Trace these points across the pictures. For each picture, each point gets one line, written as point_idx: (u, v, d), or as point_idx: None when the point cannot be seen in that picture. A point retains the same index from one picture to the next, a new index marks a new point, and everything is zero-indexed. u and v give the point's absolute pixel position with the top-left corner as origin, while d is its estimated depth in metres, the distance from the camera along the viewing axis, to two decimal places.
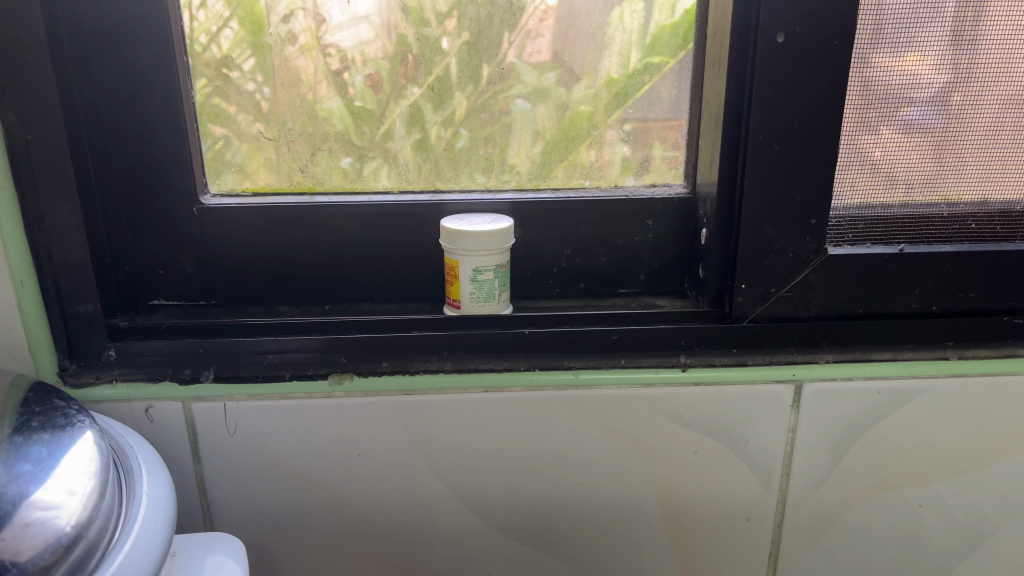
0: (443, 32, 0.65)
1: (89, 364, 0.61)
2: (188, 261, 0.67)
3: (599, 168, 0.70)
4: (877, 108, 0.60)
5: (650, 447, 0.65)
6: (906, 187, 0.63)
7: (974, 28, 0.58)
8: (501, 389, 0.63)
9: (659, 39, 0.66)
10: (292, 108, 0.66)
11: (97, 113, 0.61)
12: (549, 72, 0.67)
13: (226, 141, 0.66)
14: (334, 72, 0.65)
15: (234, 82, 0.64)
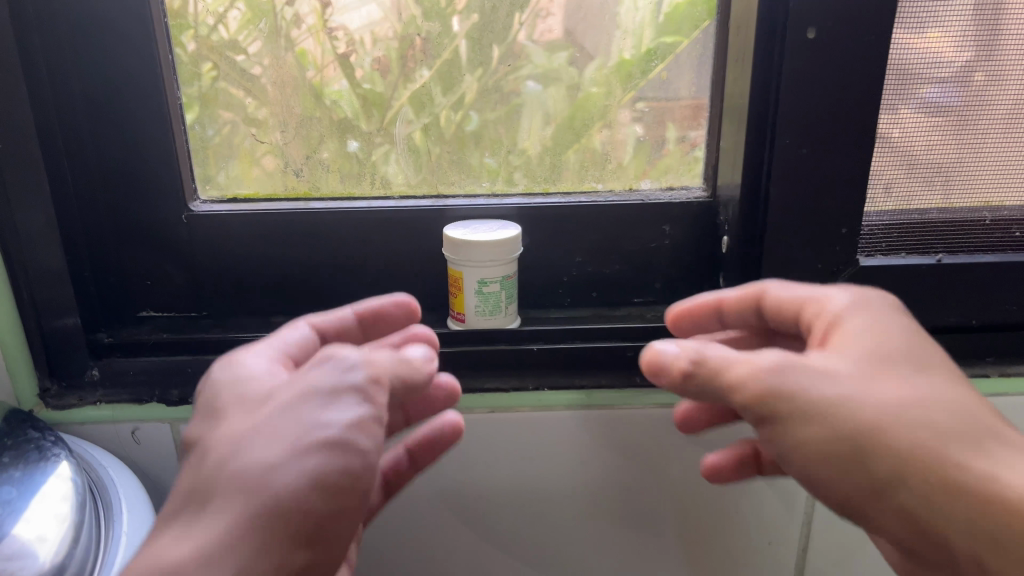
0: (454, 10, 0.61)
1: (72, 385, 0.58)
2: (177, 271, 0.63)
3: (613, 152, 0.66)
4: (899, 90, 0.55)
5: (672, 472, 0.61)
6: (934, 177, 0.58)
7: (1009, 18, 0.54)
8: (509, 409, 0.60)
9: (676, 15, 0.61)
10: (288, 99, 0.62)
11: (74, 115, 0.57)
12: (560, 52, 0.63)
13: (233, 126, 0.62)
14: (341, 55, 0.61)
15: (240, 66, 0.61)
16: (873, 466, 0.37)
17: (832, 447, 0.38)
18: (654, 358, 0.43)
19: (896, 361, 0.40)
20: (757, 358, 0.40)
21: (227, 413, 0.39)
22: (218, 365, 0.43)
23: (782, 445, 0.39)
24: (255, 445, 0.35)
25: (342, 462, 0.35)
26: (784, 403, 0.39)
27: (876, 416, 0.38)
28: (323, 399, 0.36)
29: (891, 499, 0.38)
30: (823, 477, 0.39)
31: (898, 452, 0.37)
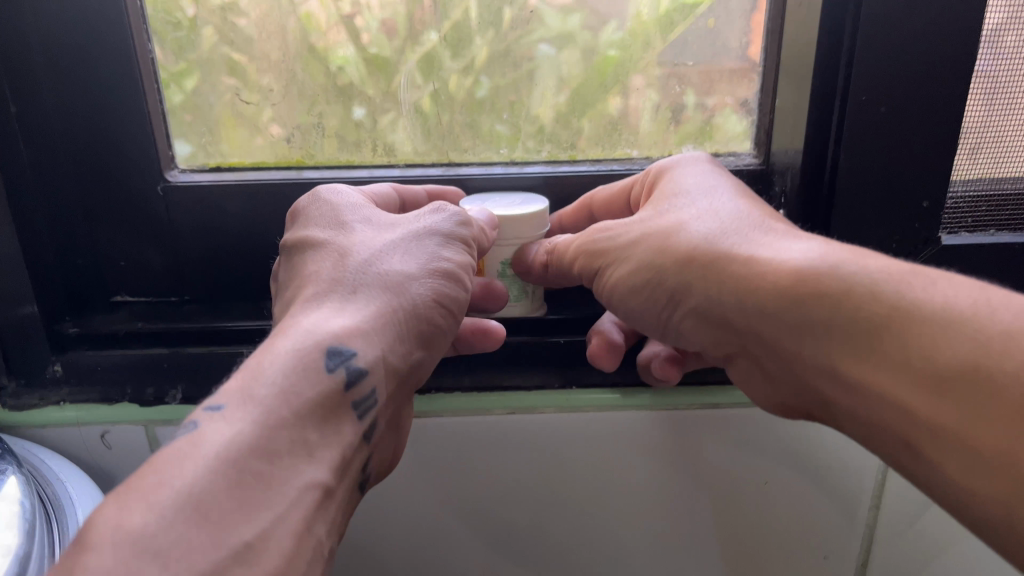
0: None
1: (31, 384, 0.52)
2: (154, 253, 0.55)
3: (628, 122, 0.58)
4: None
5: (714, 476, 0.54)
6: (1007, 141, 0.49)
7: None
8: (529, 410, 0.53)
9: None
10: (288, 66, 0.54)
11: (32, 80, 0.49)
12: (573, 15, 0.54)
13: (236, 92, 0.55)
14: (346, 18, 0.53)
15: (241, 29, 0.53)
16: (693, 294, 0.41)
17: (640, 302, 0.44)
18: (521, 257, 0.49)
19: (688, 194, 0.45)
20: (601, 234, 0.46)
21: (349, 225, 0.43)
22: (321, 189, 0.46)
23: (614, 300, 0.45)
24: (353, 276, 0.40)
25: (445, 281, 0.42)
26: (603, 258, 0.45)
27: (689, 240, 0.42)
28: (421, 238, 0.43)
29: (715, 316, 0.41)
30: (639, 315, 0.45)
31: (760, 288, 0.38)
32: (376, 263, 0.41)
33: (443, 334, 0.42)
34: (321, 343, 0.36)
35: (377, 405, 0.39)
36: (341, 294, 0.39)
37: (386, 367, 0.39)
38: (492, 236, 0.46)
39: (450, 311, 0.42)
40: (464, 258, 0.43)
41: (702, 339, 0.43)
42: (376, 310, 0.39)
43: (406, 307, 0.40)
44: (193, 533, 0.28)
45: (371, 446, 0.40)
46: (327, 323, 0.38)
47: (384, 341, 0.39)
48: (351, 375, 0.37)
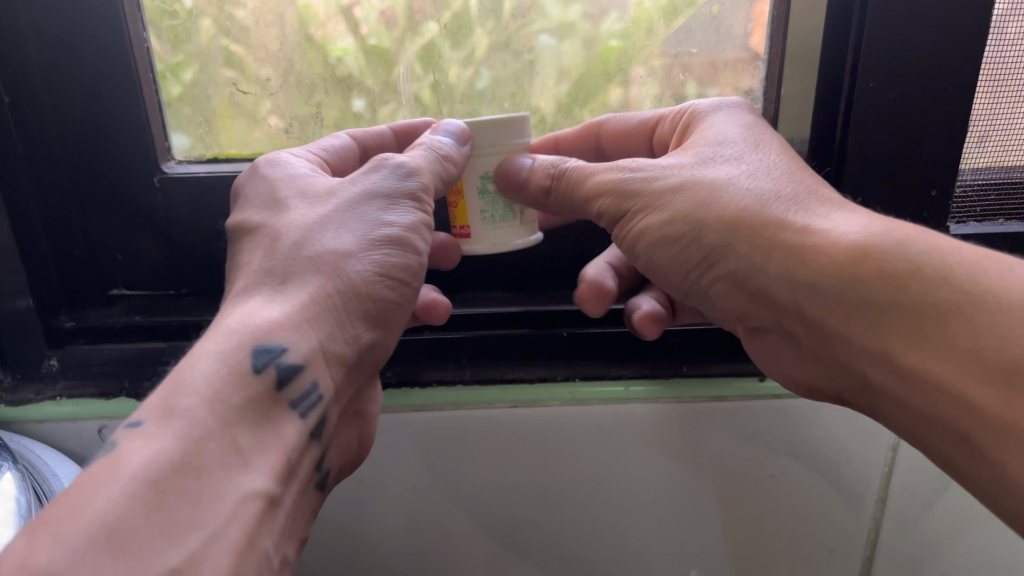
0: None
1: (27, 376, 0.52)
2: (151, 245, 0.54)
3: (629, 112, 0.57)
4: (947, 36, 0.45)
5: (723, 471, 0.53)
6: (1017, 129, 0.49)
7: None
8: (534, 403, 0.52)
9: None
10: (289, 58, 0.53)
11: (28, 73, 0.48)
12: (574, 4, 0.53)
13: (234, 87, 0.54)
14: (344, 8, 0.52)
15: (240, 22, 0.52)
16: (732, 253, 0.41)
17: (667, 256, 0.43)
18: (507, 172, 0.45)
19: (728, 148, 0.43)
20: (614, 174, 0.44)
21: (286, 203, 0.41)
22: (260, 162, 0.44)
23: (636, 253, 0.45)
24: (284, 263, 0.38)
25: (384, 258, 0.40)
26: (630, 199, 0.43)
27: (737, 202, 0.41)
28: (362, 206, 0.40)
29: (749, 279, 0.41)
30: (665, 271, 0.44)
31: (822, 258, 0.38)
32: (312, 244, 0.39)
33: (389, 312, 0.41)
34: (252, 345, 0.35)
35: (323, 401, 0.38)
36: (273, 284, 0.38)
37: (325, 355, 0.38)
38: (455, 168, 0.43)
39: (392, 290, 0.41)
40: (408, 225, 0.40)
41: (728, 302, 0.43)
42: (310, 295, 0.38)
43: (344, 289, 0.39)
44: (106, 565, 0.26)
45: (324, 441, 0.39)
46: (260, 314, 0.36)
47: (318, 333, 0.38)
48: (284, 373, 0.35)
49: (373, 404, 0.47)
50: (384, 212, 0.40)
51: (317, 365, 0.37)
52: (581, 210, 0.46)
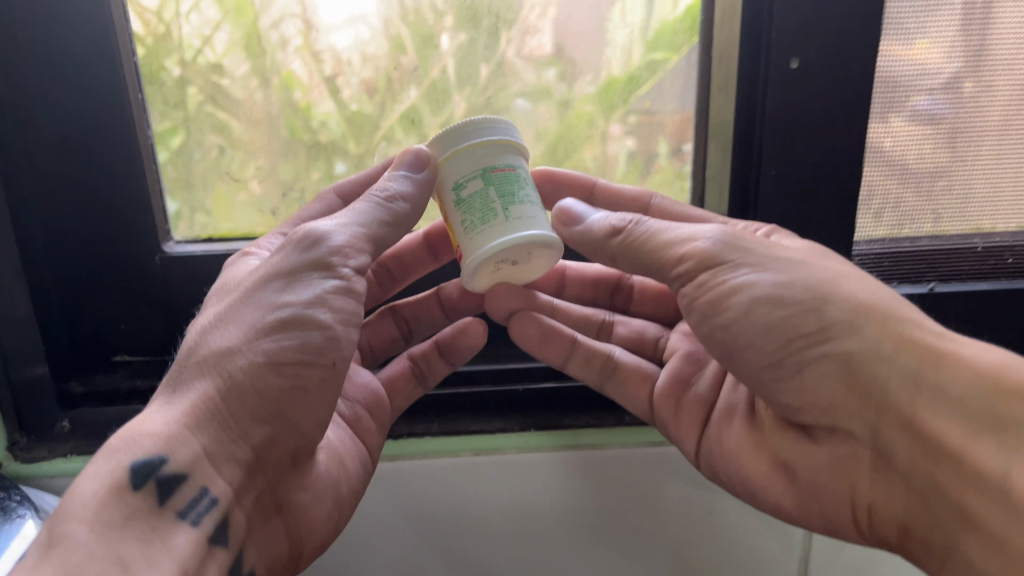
0: (443, 27, 0.61)
1: (41, 438, 0.57)
2: (150, 316, 0.61)
3: (605, 167, 0.67)
4: (887, 99, 0.56)
5: (664, 514, 0.60)
6: (921, 194, 0.60)
7: (985, 8, 0.55)
8: (492, 451, 0.59)
9: (663, 35, 0.62)
10: (272, 118, 0.62)
11: (44, 162, 0.55)
12: (549, 69, 0.63)
13: (222, 150, 0.63)
14: (328, 77, 0.62)
15: (226, 90, 0.61)
16: (859, 335, 0.43)
17: (773, 320, 0.44)
18: (567, 212, 0.51)
19: (832, 267, 0.46)
20: (688, 232, 0.47)
21: (210, 301, 0.45)
22: (226, 264, 0.50)
23: (730, 325, 0.46)
24: (181, 367, 0.42)
25: (275, 344, 0.41)
26: (724, 258, 0.45)
27: (854, 296, 0.44)
28: (258, 292, 0.42)
29: (860, 366, 0.43)
30: (761, 342, 0.45)
31: (964, 364, 0.41)
32: (200, 351, 0.41)
33: (293, 398, 0.42)
34: (124, 460, 0.37)
35: (214, 508, 0.40)
36: (171, 389, 0.41)
37: (209, 460, 0.40)
38: (404, 203, 0.46)
39: (293, 376, 0.41)
40: (303, 300, 0.41)
41: (821, 388, 0.45)
42: (191, 401, 0.40)
43: (226, 385, 0.40)
44: None
45: (235, 542, 0.41)
46: (148, 424, 0.40)
47: (195, 440, 0.40)
48: (161, 485, 0.38)
49: (304, 494, 0.46)
50: (275, 300, 0.41)
51: (203, 471, 0.40)
52: (652, 259, 0.47)
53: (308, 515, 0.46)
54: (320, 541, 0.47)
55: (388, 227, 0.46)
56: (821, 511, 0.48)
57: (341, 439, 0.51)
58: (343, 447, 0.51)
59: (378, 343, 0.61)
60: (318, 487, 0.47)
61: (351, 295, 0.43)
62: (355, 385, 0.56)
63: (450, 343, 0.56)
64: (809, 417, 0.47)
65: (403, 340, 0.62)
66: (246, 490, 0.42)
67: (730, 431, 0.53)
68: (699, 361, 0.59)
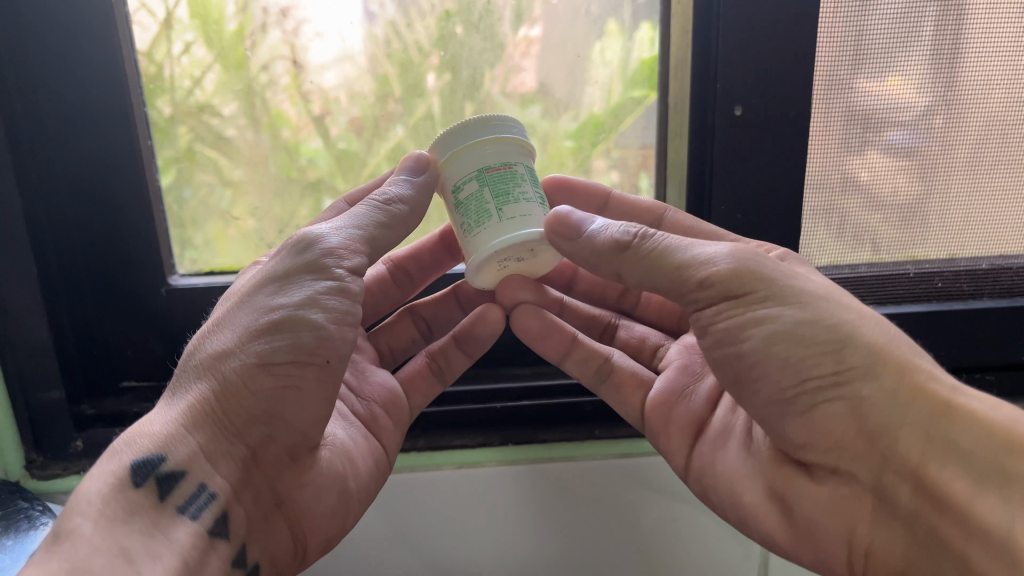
0: (428, 67, 0.68)
1: (55, 456, 0.63)
2: (154, 341, 0.66)
3: None
4: (861, 131, 0.63)
5: (632, 523, 0.64)
6: (892, 216, 0.67)
7: (953, 50, 0.62)
8: (473, 464, 0.64)
9: (642, 72, 0.69)
10: (266, 159, 0.69)
11: (60, 202, 0.61)
12: (532, 106, 0.70)
13: (210, 188, 0.69)
14: (316, 116, 0.68)
15: (212, 125, 0.67)
16: (876, 381, 0.43)
17: (789, 355, 0.44)
18: (564, 218, 0.49)
19: (847, 299, 0.46)
20: (703, 252, 0.46)
21: (215, 307, 0.50)
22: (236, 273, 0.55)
23: (745, 356, 0.45)
24: (184, 369, 0.46)
25: (266, 346, 0.45)
26: (747, 284, 0.45)
27: (873, 338, 0.44)
28: (252, 298, 0.46)
29: (870, 410, 0.43)
30: (777, 376, 0.45)
31: (980, 419, 0.41)
32: (198, 357, 0.46)
33: (285, 398, 0.46)
34: (124, 459, 0.41)
35: (213, 503, 0.44)
36: (173, 391, 0.46)
37: (206, 457, 0.44)
38: (402, 206, 0.51)
39: (286, 375, 0.45)
40: (295, 302, 0.45)
41: (830, 428, 0.45)
42: (190, 402, 0.45)
43: (221, 386, 0.45)
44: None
45: (236, 535, 0.46)
46: (149, 426, 0.44)
47: (191, 440, 0.44)
48: (160, 481, 0.42)
49: (303, 489, 0.49)
50: (267, 305, 0.46)
51: (200, 469, 0.44)
52: (666, 276, 0.47)
53: (313, 511, 0.50)
54: (325, 535, 0.51)
55: (384, 226, 0.51)
56: (815, 553, 0.48)
57: (352, 438, 0.55)
58: (351, 446, 0.55)
59: (398, 343, 0.67)
60: (323, 484, 0.51)
61: (343, 297, 0.47)
62: (373, 385, 0.61)
63: (466, 337, 0.62)
64: (810, 455, 0.47)
65: (421, 340, 0.68)
66: (243, 488, 0.47)
67: (725, 453, 0.54)
68: (694, 377, 0.61)
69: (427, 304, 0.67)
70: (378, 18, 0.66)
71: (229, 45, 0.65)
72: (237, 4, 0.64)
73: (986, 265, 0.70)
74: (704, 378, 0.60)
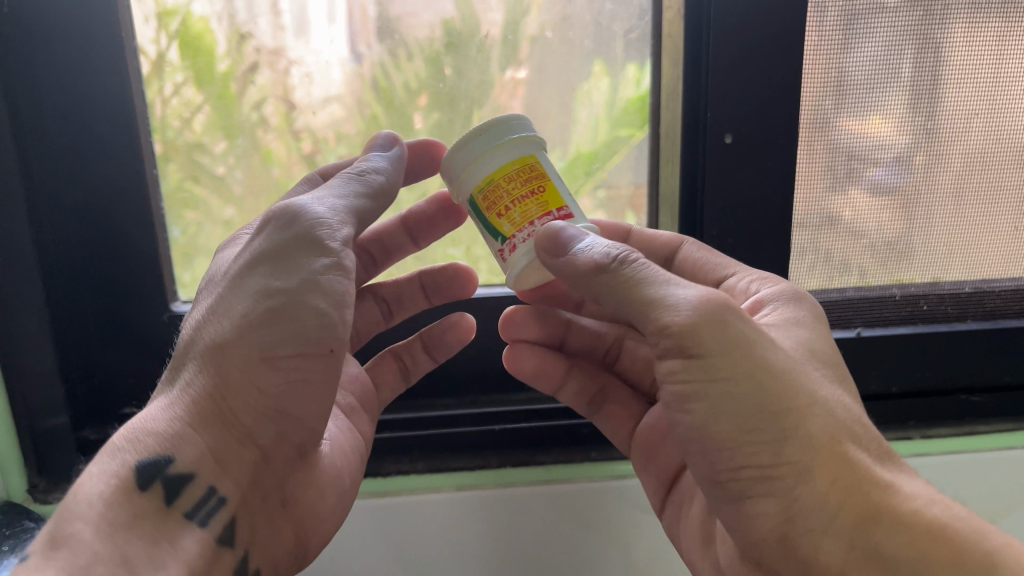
0: (416, 108, 0.70)
1: (58, 480, 0.64)
2: (157, 367, 0.67)
3: None
4: (843, 168, 0.66)
5: (624, 540, 0.64)
6: (874, 251, 0.69)
7: (933, 88, 0.64)
8: (471, 487, 0.66)
9: (626, 113, 0.72)
10: (259, 196, 0.71)
11: (67, 231, 0.62)
12: None
13: (198, 226, 0.70)
14: (306, 155, 0.70)
15: (205, 166, 0.69)
16: (811, 483, 0.40)
17: (732, 434, 0.41)
18: (562, 234, 0.47)
19: (805, 373, 0.44)
20: (672, 293, 0.43)
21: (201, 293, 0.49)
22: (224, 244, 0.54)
23: (687, 427, 0.44)
24: (180, 361, 0.46)
25: (270, 339, 0.44)
26: (701, 342, 0.41)
27: (823, 427, 0.42)
28: (247, 281, 0.45)
29: (801, 510, 0.41)
30: (717, 452, 0.43)
31: (904, 522, 0.39)
32: (197, 346, 0.46)
33: (292, 391, 0.46)
34: (131, 460, 0.42)
35: (222, 508, 0.45)
36: (170, 385, 0.46)
37: (213, 456, 0.45)
38: (379, 176, 0.51)
39: (293, 369, 0.45)
40: (291, 274, 0.44)
41: (762, 526, 0.42)
42: (185, 400, 0.45)
43: (212, 386, 0.45)
44: None
45: (242, 542, 0.46)
46: (151, 421, 0.44)
47: (199, 439, 0.44)
48: (168, 485, 0.42)
49: (302, 490, 0.51)
50: (267, 291, 0.44)
51: (209, 471, 0.44)
52: (633, 316, 0.44)
53: (313, 509, 0.52)
54: (324, 535, 0.53)
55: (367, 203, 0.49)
56: None
57: (340, 430, 0.57)
58: (340, 440, 0.56)
59: (363, 327, 0.66)
60: (325, 483, 0.53)
61: (342, 274, 0.46)
62: (349, 378, 0.61)
63: (433, 341, 0.63)
64: (746, 549, 0.44)
65: (386, 321, 0.67)
66: (253, 490, 0.47)
67: (690, 510, 0.56)
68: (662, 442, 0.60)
69: (390, 286, 0.65)
70: (365, 59, 0.68)
71: (218, 86, 0.67)
72: (227, 44, 0.66)
73: (969, 287, 0.72)
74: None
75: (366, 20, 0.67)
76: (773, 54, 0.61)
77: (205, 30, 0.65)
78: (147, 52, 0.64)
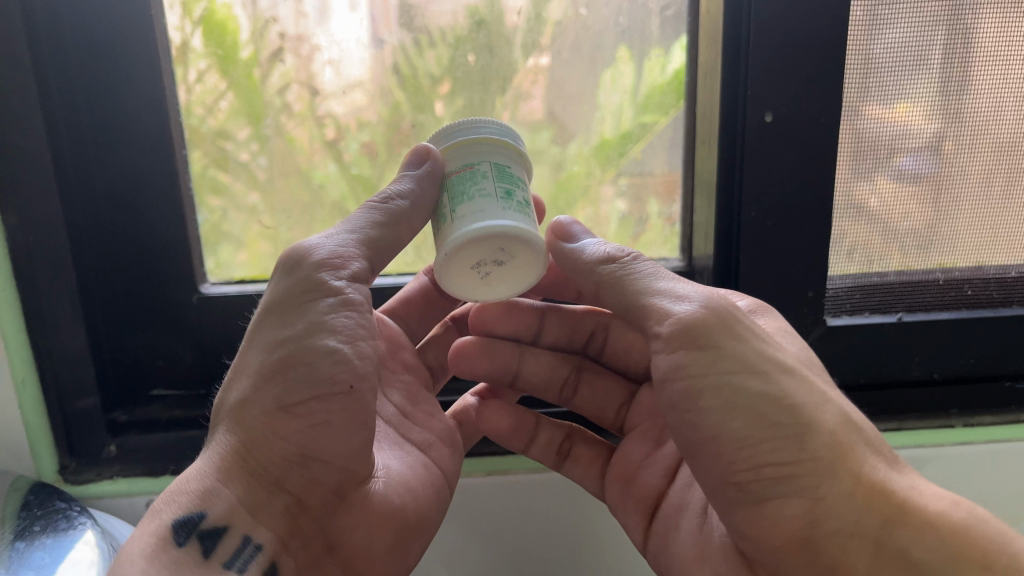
0: (438, 95, 0.69)
1: (89, 461, 0.64)
2: (186, 350, 0.66)
3: (599, 226, 0.74)
4: (871, 156, 0.65)
5: None
6: (908, 244, 0.68)
7: (963, 74, 0.62)
8: (503, 473, 0.64)
9: (649, 101, 0.71)
10: (279, 183, 0.70)
11: (99, 215, 0.62)
12: (543, 131, 0.72)
13: (224, 213, 0.69)
14: (329, 141, 0.69)
15: (230, 153, 0.68)
16: (832, 477, 0.39)
17: (753, 429, 0.39)
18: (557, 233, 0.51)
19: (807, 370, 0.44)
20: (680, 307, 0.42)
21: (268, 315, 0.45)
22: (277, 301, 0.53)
23: (698, 429, 0.41)
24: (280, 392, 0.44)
25: (281, 389, 0.44)
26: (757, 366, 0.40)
27: (835, 424, 0.40)
28: (258, 333, 0.45)
29: (829, 510, 0.39)
30: (731, 454, 0.40)
31: (933, 521, 0.38)
32: (224, 409, 0.46)
33: (314, 436, 0.45)
34: (167, 518, 0.43)
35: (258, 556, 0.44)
36: (209, 444, 0.47)
37: (246, 509, 0.45)
38: (403, 201, 0.48)
39: (304, 415, 0.44)
40: (300, 327, 0.44)
41: (781, 526, 0.40)
42: (216, 456, 0.45)
43: (245, 440, 0.45)
44: None
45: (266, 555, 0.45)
46: (187, 483, 0.45)
47: (228, 492, 0.44)
48: (202, 538, 0.43)
49: (349, 531, 0.49)
50: (279, 342, 0.44)
51: (241, 522, 0.44)
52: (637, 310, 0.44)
53: (365, 552, 0.49)
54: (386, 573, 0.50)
55: (388, 229, 0.48)
56: None
57: (408, 467, 0.54)
58: (414, 478, 0.54)
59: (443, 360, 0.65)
60: (376, 523, 0.50)
61: (353, 311, 0.45)
62: (433, 420, 0.59)
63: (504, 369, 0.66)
64: (756, 550, 0.42)
65: None
66: (293, 536, 0.47)
67: (680, 529, 0.52)
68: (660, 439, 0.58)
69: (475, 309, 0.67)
70: (387, 46, 0.67)
71: (242, 70, 0.66)
72: (250, 30, 0.65)
73: (1015, 272, 0.70)
74: (663, 441, 0.57)
75: (388, 6, 0.66)
76: (808, 36, 0.60)
77: (227, 16, 0.64)
78: (171, 38, 0.63)
